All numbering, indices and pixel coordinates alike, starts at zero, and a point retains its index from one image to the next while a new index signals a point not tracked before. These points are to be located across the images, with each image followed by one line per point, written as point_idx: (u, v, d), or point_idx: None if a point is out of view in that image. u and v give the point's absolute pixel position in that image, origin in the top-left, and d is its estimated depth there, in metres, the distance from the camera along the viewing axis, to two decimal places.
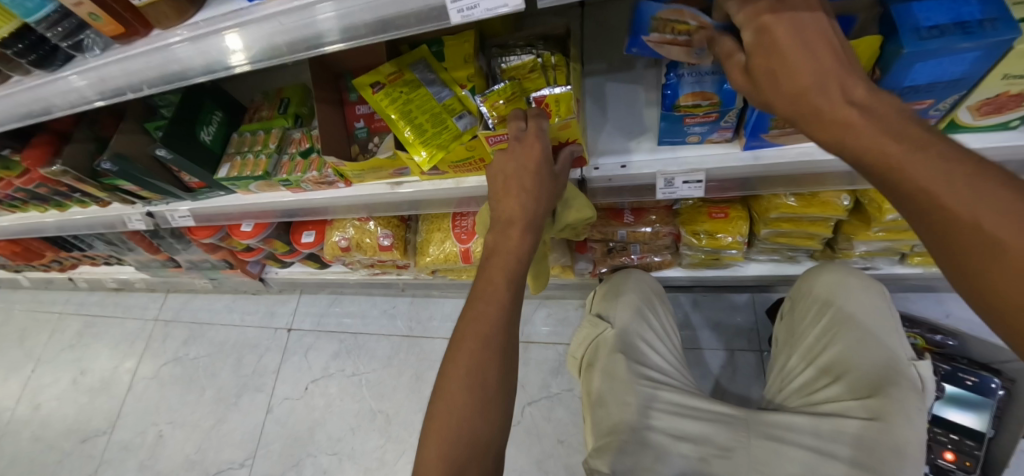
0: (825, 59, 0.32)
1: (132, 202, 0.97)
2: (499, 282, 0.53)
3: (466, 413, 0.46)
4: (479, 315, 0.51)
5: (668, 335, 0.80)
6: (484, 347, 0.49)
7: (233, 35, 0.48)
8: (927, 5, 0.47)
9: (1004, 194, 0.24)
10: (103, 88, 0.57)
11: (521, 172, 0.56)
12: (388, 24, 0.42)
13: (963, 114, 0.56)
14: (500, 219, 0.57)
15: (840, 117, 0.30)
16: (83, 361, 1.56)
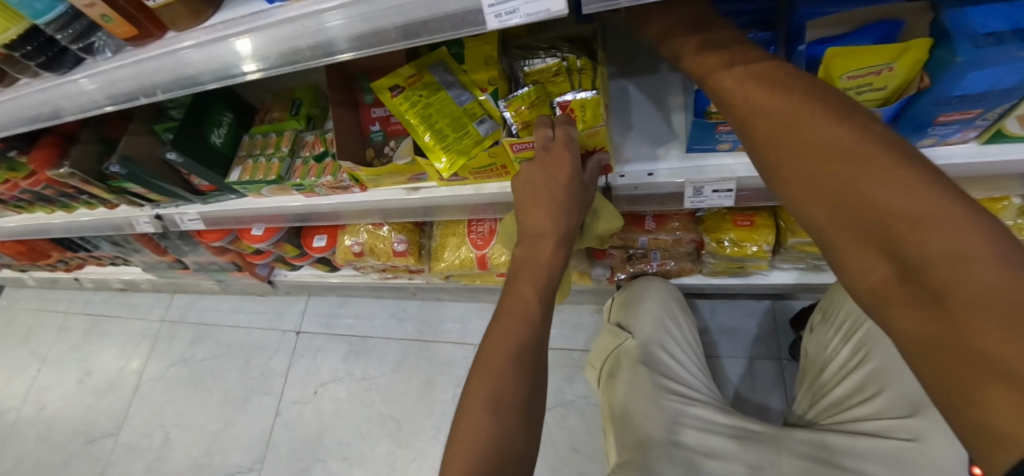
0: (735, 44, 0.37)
1: (140, 204, 0.95)
2: (529, 297, 0.52)
3: (490, 432, 0.43)
4: (507, 331, 0.49)
5: (692, 347, 0.78)
6: (513, 365, 0.46)
7: (245, 41, 0.45)
8: (983, 9, 0.45)
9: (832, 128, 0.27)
10: (114, 91, 0.54)
11: (547, 181, 0.55)
12: (416, 29, 0.40)
13: (1010, 124, 0.54)
14: (527, 231, 0.56)
15: (741, 93, 0.33)
16: (89, 361, 1.55)
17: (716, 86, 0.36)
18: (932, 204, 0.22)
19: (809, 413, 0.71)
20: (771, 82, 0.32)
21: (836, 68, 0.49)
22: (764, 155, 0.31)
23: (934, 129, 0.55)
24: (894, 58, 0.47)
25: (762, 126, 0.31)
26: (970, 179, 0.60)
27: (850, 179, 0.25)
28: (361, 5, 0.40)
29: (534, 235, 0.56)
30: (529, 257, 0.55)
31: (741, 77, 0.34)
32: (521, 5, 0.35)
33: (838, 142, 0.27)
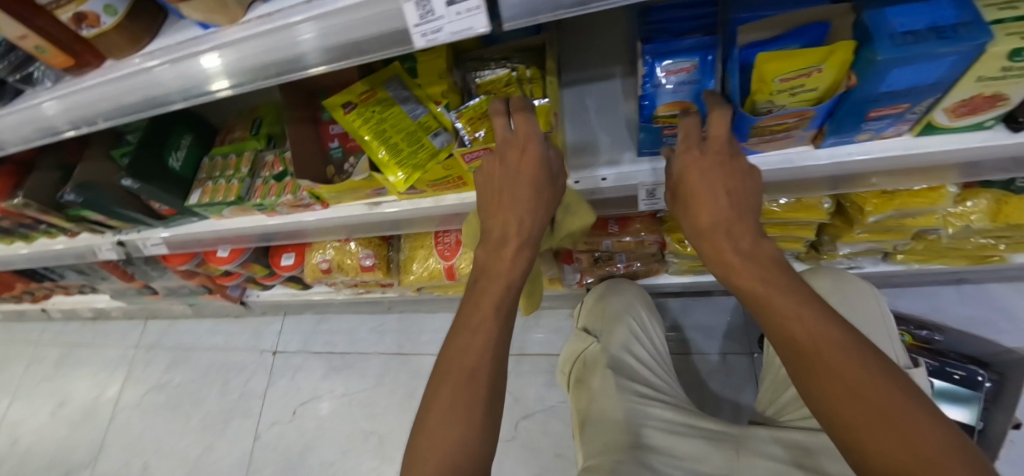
0: (720, 198, 0.40)
1: (101, 231, 0.93)
2: (488, 308, 0.50)
3: (461, 443, 0.43)
4: (466, 347, 0.48)
5: (659, 350, 0.80)
6: (471, 381, 0.46)
7: (213, 57, 0.43)
8: (901, 10, 0.47)
9: (834, 330, 0.34)
10: (74, 116, 0.52)
11: (506, 186, 0.54)
12: (359, 48, 0.39)
13: (939, 116, 0.57)
14: (486, 239, 0.55)
15: (743, 280, 0.39)
16: (61, 393, 1.50)
17: (727, 269, 0.40)
18: (908, 411, 0.30)
19: (765, 410, 0.73)
20: (768, 276, 0.38)
21: (767, 71, 0.50)
22: (796, 359, 0.35)
23: (867, 124, 0.57)
24: (822, 60, 0.49)
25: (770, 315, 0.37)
26: (908, 171, 0.63)
27: (857, 386, 0.32)
28: (332, 17, 0.38)
29: (491, 242, 0.54)
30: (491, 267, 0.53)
31: (749, 270, 0.38)
32: (445, 24, 0.35)
33: (838, 352, 0.33)
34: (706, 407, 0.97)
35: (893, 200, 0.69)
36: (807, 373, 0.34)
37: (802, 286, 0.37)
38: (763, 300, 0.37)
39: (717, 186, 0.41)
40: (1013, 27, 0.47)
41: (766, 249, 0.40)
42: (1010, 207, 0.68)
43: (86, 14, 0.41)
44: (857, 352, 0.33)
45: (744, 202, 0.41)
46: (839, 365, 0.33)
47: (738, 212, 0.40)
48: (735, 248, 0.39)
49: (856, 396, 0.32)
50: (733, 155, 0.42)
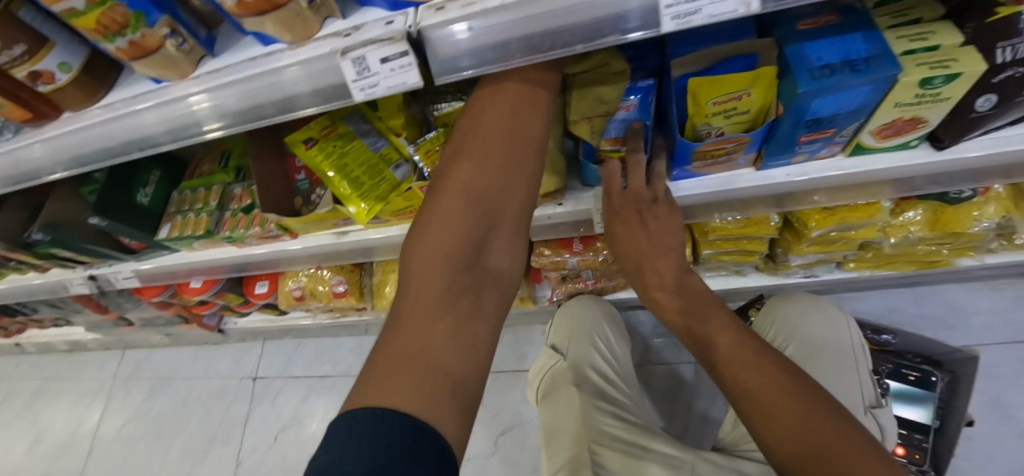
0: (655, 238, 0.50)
1: (72, 266, 0.93)
2: (506, 113, 0.39)
3: (423, 409, 0.25)
4: (480, 139, 0.38)
5: (621, 364, 0.88)
6: (484, 178, 0.36)
7: (203, 98, 0.44)
8: (818, 44, 0.51)
9: (754, 353, 0.43)
10: (64, 158, 0.52)
11: (509, 103, 0.39)
12: (331, 94, 0.41)
13: (866, 138, 0.61)
14: (464, 153, 0.38)
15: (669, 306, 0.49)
16: (37, 428, 1.47)
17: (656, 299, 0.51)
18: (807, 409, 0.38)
19: (721, 435, 0.80)
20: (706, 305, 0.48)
21: (702, 93, 0.53)
22: (729, 374, 0.43)
23: (801, 147, 0.61)
24: (750, 85, 0.52)
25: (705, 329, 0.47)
26: (844, 188, 0.67)
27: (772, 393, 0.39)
28: (319, 61, 0.39)
29: (473, 155, 0.37)
30: (483, 187, 0.36)
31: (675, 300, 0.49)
32: (380, 80, 0.38)
33: (756, 367, 0.42)
34: (678, 424, 1.05)
35: (834, 215, 0.73)
36: (735, 385, 0.42)
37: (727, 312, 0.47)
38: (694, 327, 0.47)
39: (652, 228, 0.51)
40: (923, 57, 0.50)
41: (695, 282, 0.50)
42: (946, 215, 0.73)
43: (41, 72, 0.43)
44: (766, 363, 0.42)
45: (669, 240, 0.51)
46: (753, 386, 0.41)
47: (669, 252, 0.50)
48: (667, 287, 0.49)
49: (780, 399, 0.39)
50: (655, 203, 0.52)
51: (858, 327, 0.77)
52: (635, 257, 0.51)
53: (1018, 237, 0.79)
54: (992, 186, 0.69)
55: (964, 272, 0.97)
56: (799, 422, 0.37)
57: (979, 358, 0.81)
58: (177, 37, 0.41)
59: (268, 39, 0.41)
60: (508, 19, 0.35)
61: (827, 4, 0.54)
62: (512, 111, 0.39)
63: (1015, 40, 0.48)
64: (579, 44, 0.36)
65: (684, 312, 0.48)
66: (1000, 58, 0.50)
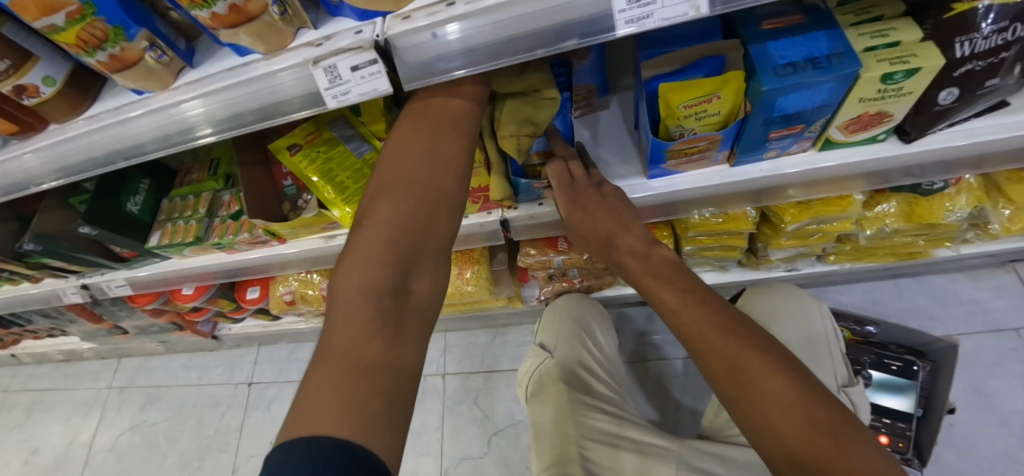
0: (621, 215, 0.52)
1: (64, 276, 0.94)
2: (423, 141, 0.41)
3: (351, 427, 0.25)
4: (399, 167, 0.39)
5: (607, 357, 0.90)
6: (404, 201, 0.37)
7: (195, 104, 0.45)
8: (782, 43, 0.52)
9: (719, 317, 0.40)
10: (61, 167, 0.53)
11: (432, 124, 0.42)
12: (312, 98, 0.42)
13: (835, 133, 0.62)
14: (387, 175, 0.39)
15: (642, 276, 0.47)
16: (33, 440, 1.47)
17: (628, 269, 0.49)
18: (779, 385, 0.35)
19: (705, 422, 0.82)
20: (665, 276, 0.45)
21: (673, 100, 0.55)
22: (699, 345, 0.40)
23: (772, 144, 0.63)
24: (719, 88, 0.54)
25: (669, 300, 0.43)
26: (818, 182, 0.69)
27: (733, 364, 0.37)
28: (302, 69, 0.40)
29: (394, 181, 0.38)
30: (409, 204, 0.37)
31: (646, 273, 0.47)
32: (352, 87, 0.40)
33: (721, 337, 0.39)
34: (671, 420, 1.06)
35: (809, 209, 0.75)
36: (715, 366, 0.38)
37: (695, 284, 0.44)
38: (660, 300, 0.44)
39: (605, 221, 0.52)
40: (884, 53, 0.52)
41: (660, 255, 0.48)
42: (920, 207, 0.74)
43: (26, 86, 0.44)
44: (733, 324, 0.40)
45: (633, 223, 0.52)
46: (723, 348, 0.38)
47: (631, 229, 0.51)
48: (636, 256, 0.48)
49: (741, 381, 0.36)
50: (600, 186, 0.57)
51: (832, 317, 0.79)
52: (606, 235, 0.51)
53: (991, 226, 0.81)
54: (963, 177, 0.71)
55: (943, 263, 0.99)
56: (767, 412, 0.35)
57: (957, 346, 0.83)
58: (156, 50, 0.43)
59: (244, 50, 0.42)
60: (471, 27, 0.36)
61: (792, 4, 0.55)
62: (434, 137, 0.41)
63: (972, 35, 0.50)
64: (539, 49, 0.37)
65: (651, 278, 0.46)
66: (959, 52, 0.51)
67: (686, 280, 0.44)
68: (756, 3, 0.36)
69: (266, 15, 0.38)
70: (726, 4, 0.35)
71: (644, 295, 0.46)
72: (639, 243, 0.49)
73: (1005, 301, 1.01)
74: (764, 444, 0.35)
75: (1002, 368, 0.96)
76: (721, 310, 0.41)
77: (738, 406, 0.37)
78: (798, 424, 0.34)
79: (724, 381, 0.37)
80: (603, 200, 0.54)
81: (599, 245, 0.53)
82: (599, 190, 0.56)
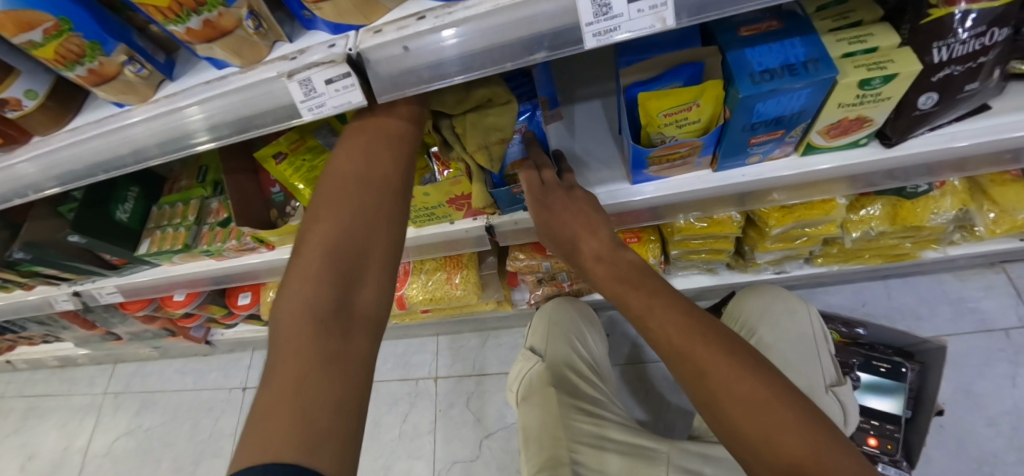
0: (587, 217, 0.50)
1: (56, 283, 0.95)
2: (362, 158, 0.41)
3: (301, 448, 0.26)
4: (338, 187, 0.39)
5: (598, 360, 0.91)
6: (341, 220, 0.37)
7: (172, 118, 0.45)
8: (759, 49, 0.52)
9: (682, 320, 0.38)
10: (44, 179, 0.54)
11: (375, 142, 0.42)
12: (287, 110, 0.42)
13: (816, 138, 0.63)
14: (328, 197, 0.39)
15: (608, 281, 0.44)
16: (29, 446, 1.47)
17: (594, 274, 0.46)
18: (751, 388, 0.34)
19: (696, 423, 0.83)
20: (628, 280, 0.43)
21: (651, 108, 0.55)
22: (667, 350, 0.38)
23: (754, 149, 0.63)
24: (698, 97, 0.54)
25: (635, 303, 0.41)
26: (800, 186, 0.69)
27: (702, 370, 0.36)
28: (277, 82, 0.41)
29: (333, 202, 0.39)
30: (347, 224, 0.37)
31: (611, 277, 0.44)
32: (327, 99, 0.40)
33: (687, 342, 0.37)
34: (663, 422, 1.06)
35: (793, 213, 0.76)
36: (682, 369, 0.37)
37: (662, 288, 0.42)
38: (625, 304, 0.42)
39: (572, 221, 0.50)
40: (862, 59, 0.52)
41: (626, 260, 0.45)
42: (905, 210, 0.75)
43: (7, 100, 0.44)
44: (697, 324, 0.38)
45: (598, 223, 0.49)
46: (693, 354, 0.37)
47: (597, 233, 0.48)
48: (605, 262, 0.45)
49: (712, 389, 0.35)
50: (571, 189, 0.55)
51: (820, 316, 0.79)
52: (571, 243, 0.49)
53: (976, 229, 0.81)
54: (946, 180, 0.71)
55: (931, 264, 0.99)
56: (740, 419, 0.34)
57: (945, 347, 0.84)
58: (135, 64, 0.43)
59: (221, 63, 0.43)
60: (441, 41, 0.37)
61: (770, 9, 0.55)
62: (374, 152, 0.42)
63: (949, 40, 0.50)
64: (509, 62, 0.38)
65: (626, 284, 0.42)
66: (936, 57, 0.51)
67: (653, 284, 0.42)
68: (724, 14, 0.36)
69: (241, 29, 0.38)
70: (693, 15, 0.35)
71: (609, 299, 0.44)
72: (604, 247, 0.47)
73: (994, 302, 1.02)
74: (740, 448, 0.34)
75: (990, 369, 0.96)
76: (685, 312, 0.39)
77: (715, 413, 0.35)
78: (776, 431, 0.33)
79: (693, 387, 0.36)
80: (571, 201, 0.53)
81: (565, 247, 0.50)
82: (566, 193, 0.54)
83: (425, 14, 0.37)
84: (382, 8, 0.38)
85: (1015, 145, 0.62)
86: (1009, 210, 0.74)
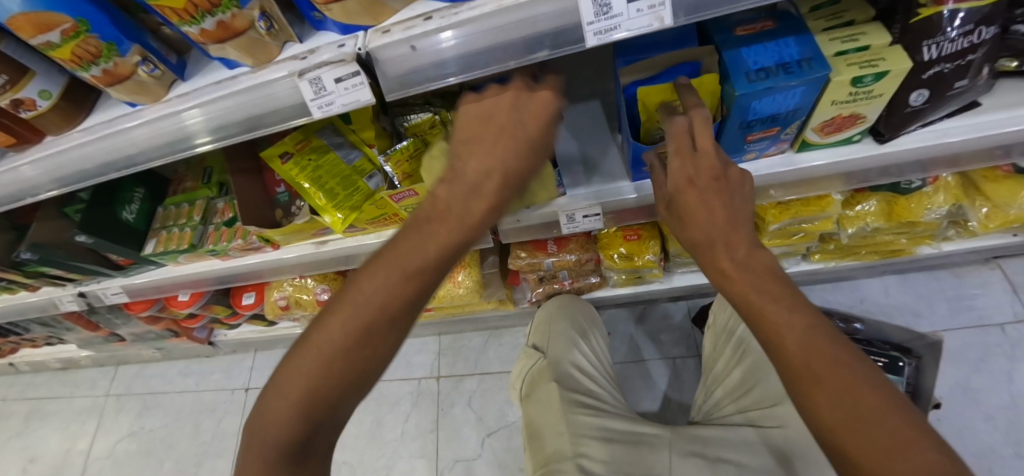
0: (720, 214, 0.39)
1: (61, 284, 0.96)
2: (406, 255, 0.34)
3: None
4: (368, 286, 0.34)
5: (599, 355, 0.92)
6: (357, 332, 0.33)
7: (180, 119, 0.47)
8: (754, 49, 0.54)
9: (807, 331, 0.32)
10: (55, 178, 0.55)
11: (423, 238, 0.35)
12: (298, 109, 0.44)
13: (811, 134, 0.64)
14: (360, 284, 0.34)
15: (734, 288, 0.36)
16: (30, 449, 1.47)
17: (728, 284, 0.37)
18: (882, 421, 0.28)
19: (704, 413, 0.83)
20: (772, 277, 0.36)
21: (648, 103, 0.57)
22: (794, 368, 0.32)
23: (751, 146, 0.65)
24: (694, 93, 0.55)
25: (762, 305, 0.34)
26: (796, 183, 0.70)
27: (823, 379, 0.30)
28: (286, 81, 0.42)
29: (359, 294, 0.34)
30: (358, 335, 0.34)
31: (740, 279, 0.36)
32: (336, 97, 0.41)
33: (810, 356, 0.31)
34: (664, 416, 1.07)
35: (790, 209, 0.78)
36: (799, 389, 0.32)
37: (801, 302, 0.34)
38: (750, 307, 0.35)
39: (711, 212, 0.39)
40: (854, 57, 0.53)
41: (761, 263, 0.37)
42: (900, 206, 0.76)
43: (23, 100, 0.46)
44: (822, 342, 0.32)
45: (741, 217, 0.39)
46: (817, 370, 0.31)
47: (737, 228, 0.38)
48: (735, 263, 0.37)
49: (849, 417, 0.29)
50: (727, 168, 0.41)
51: None
52: (705, 233, 0.39)
53: (970, 224, 0.83)
54: (939, 176, 0.72)
55: (927, 260, 1.01)
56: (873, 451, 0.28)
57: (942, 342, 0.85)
58: (149, 64, 0.44)
59: (235, 63, 0.44)
60: (444, 42, 0.38)
61: (764, 9, 0.57)
62: (418, 246, 0.34)
63: (938, 38, 0.51)
64: (512, 61, 0.39)
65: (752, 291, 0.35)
66: (926, 55, 0.53)
67: (788, 298, 0.34)
68: (721, 13, 0.37)
69: (255, 29, 0.40)
70: (689, 14, 0.36)
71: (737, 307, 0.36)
72: (742, 246, 0.38)
73: (990, 297, 1.03)
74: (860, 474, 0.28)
75: (987, 363, 0.97)
76: (812, 324, 0.33)
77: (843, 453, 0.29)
78: None
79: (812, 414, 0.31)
80: (722, 171, 0.41)
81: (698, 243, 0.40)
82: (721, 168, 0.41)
83: (431, 15, 0.38)
84: (389, 10, 0.39)
85: (1005, 142, 0.63)
86: (1002, 205, 0.76)
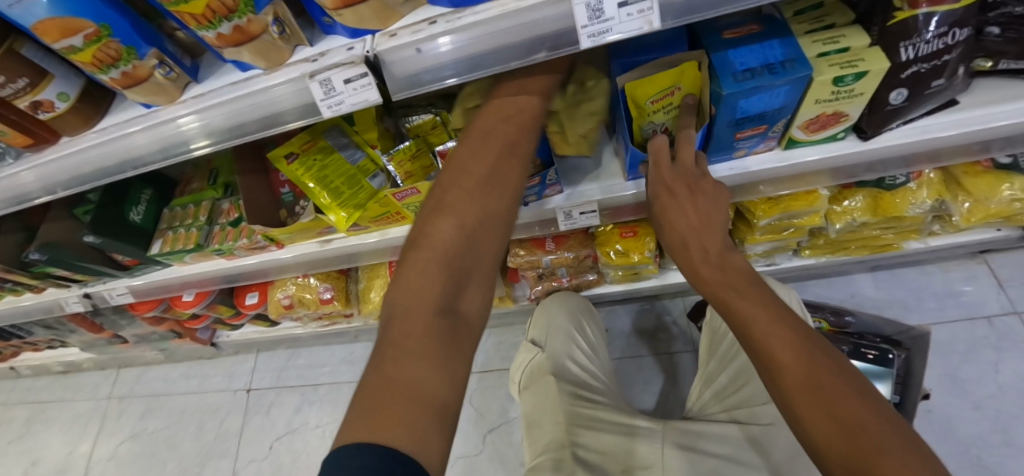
0: (705, 215, 0.49)
1: (67, 286, 0.97)
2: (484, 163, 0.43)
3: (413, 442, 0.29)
4: (459, 194, 0.42)
5: (595, 349, 0.94)
6: (460, 230, 0.40)
7: (192, 121, 0.49)
8: (741, 50, 0.56)
9: (763, 311, 0.40)
10: (69, 177, 0.56)
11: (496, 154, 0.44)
12: (309, 109, 0.46)
13: (797, 132, 0.67)
14: (448, 200, 0.42)
15: (708, 277, 0.46)
16: (33, 452, 1.47)
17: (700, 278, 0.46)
18: (823, 379, 0.35)
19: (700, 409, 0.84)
20: (742, 272, 0.45)
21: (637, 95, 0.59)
22: (756, 344, 0.39)
23: (740, 144, 0.68)
24: (677, 80, 0.58)
25: (727, 291, 0.43)
26: (786, 178, 0.73)
27: (775, 354, 0.38)
28: (296, 82, 0.45)
29: (453, 205, 0.41)
30: (466, 230, 0.40)
31: (712, 270, 0.46)
32: (346, 97, 0.44)
33: (767, 335, 0.39)
34: (661, 411, 1.09)
35: (779, 205, 0.81)
36: (765, 365, 0.39)
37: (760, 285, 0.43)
38: (717, 297, 0.44)
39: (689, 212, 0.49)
40: (836, 58, 0.56)
41: (734, 258, 0.47)
42: (885, 201, 0.79)
43: (42, 101, 0.48)
44: (775, 312, 0.40)
45: (715, 217, 0.50)
46: (772, 343, 0.38)
47: (712, 226, 0.49)
48: (711, 264, 0.46)
49: (810, 382, 0.35)
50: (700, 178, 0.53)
51: (799, 297, 0.83)
52: (682, 231, 0.49)
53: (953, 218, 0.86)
54: (922, 171, 0.76)
55: (915, 255, 1.04)
56: (826, 402, 0.34)
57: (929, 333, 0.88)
58: (165, 67, 0.47)
59: (246, 65, 0.46)
60: (447, 45, 0.40)
61: (750, 13, 0.59)
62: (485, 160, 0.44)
63: (914, 40, 0.54)
64: (513, 61, 0.42)
65: (722, 286, 0.44)
66: (904, 56, 0.55)
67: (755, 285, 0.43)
68: (706, 17, 0.40)
69: (265, 34, 0.42)
70: (676, 18, 0.39)
71: (714, 302, 0.45)
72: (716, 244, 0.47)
73: (977, 291, 1.06)
74: (809, 427, 0.35)
75: (975, 354, 1.00)
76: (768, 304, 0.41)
77: (804, 424, 0.35)
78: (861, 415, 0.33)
79: (787, 381, 0.37)
80: (700, 182, 0.52)
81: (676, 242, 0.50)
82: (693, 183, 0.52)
83: (436, 19, 0.40)
84: (398, 14, 0.41)
85: (984, 137, 0.66)
86: (982, 199, 0.79)
